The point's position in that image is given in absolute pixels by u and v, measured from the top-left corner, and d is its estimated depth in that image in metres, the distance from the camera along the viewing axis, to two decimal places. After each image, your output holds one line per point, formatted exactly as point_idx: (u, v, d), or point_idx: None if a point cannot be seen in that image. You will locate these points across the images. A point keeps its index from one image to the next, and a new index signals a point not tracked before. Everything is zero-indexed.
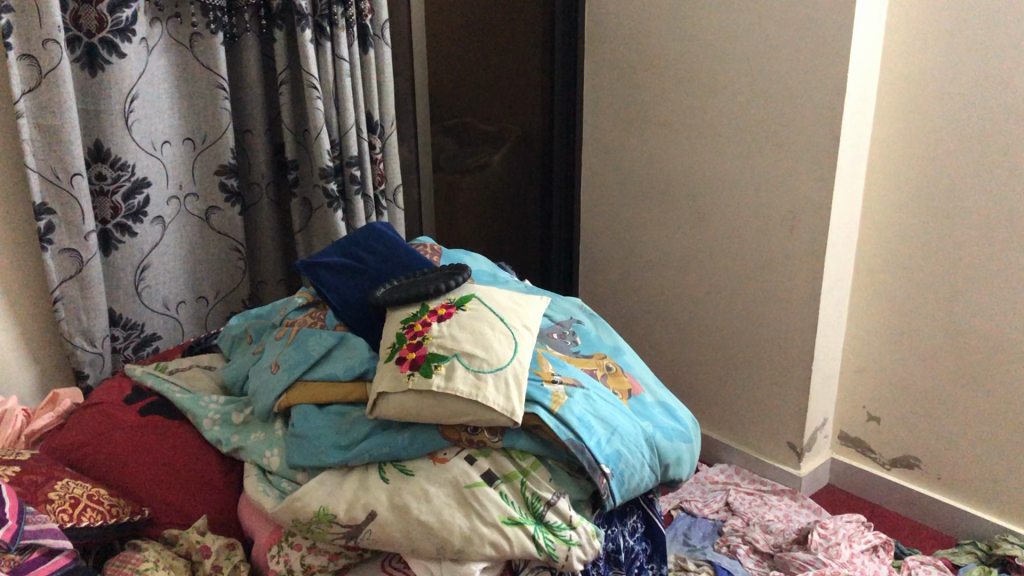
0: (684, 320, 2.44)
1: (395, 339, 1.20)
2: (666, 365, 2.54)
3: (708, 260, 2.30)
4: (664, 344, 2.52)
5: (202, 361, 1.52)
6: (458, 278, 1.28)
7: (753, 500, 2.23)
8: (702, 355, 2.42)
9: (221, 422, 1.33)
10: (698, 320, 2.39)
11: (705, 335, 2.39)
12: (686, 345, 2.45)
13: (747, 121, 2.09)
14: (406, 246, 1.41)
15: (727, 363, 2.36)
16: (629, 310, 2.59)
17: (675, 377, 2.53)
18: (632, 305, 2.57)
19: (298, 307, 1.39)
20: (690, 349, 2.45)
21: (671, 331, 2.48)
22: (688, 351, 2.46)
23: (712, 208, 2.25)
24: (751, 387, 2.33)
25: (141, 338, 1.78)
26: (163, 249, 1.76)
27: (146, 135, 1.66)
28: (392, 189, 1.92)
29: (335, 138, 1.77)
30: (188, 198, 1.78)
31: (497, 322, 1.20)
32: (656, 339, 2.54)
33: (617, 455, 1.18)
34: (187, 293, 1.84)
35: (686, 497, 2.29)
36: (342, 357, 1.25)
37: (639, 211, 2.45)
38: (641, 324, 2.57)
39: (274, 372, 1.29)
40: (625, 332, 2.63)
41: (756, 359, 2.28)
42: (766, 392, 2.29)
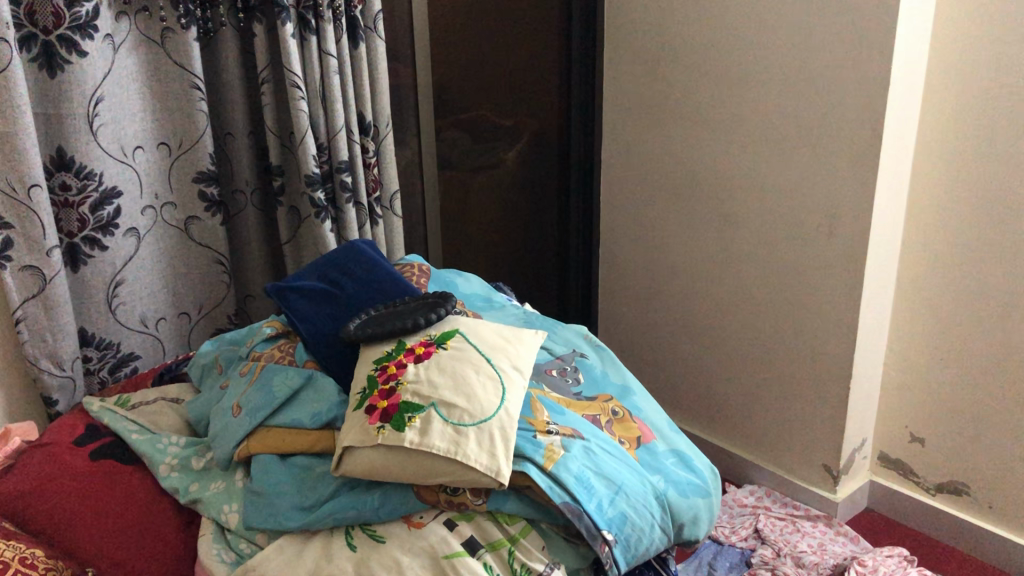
0: (709, 330, 2.26)
1: (365, 383, 1.04)
2: (691, 379, 2.37)
3: (736, 267, 2.12)
4: (690, 356, 2.34)
5: (170, 393, 1.37)
6: (441, 310, 1.12)
7: (785, 527, 2.05)
8: (730, 370, 2.25)
9: (180, 469, 1.19)
10: (726, 331, 2.21)
11: (734, 347, 2.21)
12: (711, 356, 2.28)
13: (779, 118, 1.90)
14: (388, 268, 1.26)
15: (758, 378, 2.18)
16: (650, 317, 2.42)
17: (701, 392, 2.36)
18: (655, 313, 2.40)
19: (266, 338, 1.24)
20: (717, 362, 2.27)
21: (696, 342, 2.31)
22: (714, 363, 2.28)
23: (741, 212, 2.06)
24: (783, 405, 2.15)
25: (116, 358, 1.64)
26: (139, 263, 1.62)
27: (115, 141, 1.52)
28: (388, 195, 1.76)
29: (322, 141, 1.61)
30: (165, 207, 1.64)
31: (482, 363, 1.04)
32: (681, 350, 2.36)
33: (622, 517, 1.01)
34: (167, 309, 1.70)
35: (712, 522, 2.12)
36: (309, 401, 1.10)
37: (662, 213, 2.27)
38: (664, 333, 2.39)
39: (234, 414, 1.14)
40: (647, 342, 2.46)
41: (789, 375, 2.10)
42: (799, 411, 2.11)
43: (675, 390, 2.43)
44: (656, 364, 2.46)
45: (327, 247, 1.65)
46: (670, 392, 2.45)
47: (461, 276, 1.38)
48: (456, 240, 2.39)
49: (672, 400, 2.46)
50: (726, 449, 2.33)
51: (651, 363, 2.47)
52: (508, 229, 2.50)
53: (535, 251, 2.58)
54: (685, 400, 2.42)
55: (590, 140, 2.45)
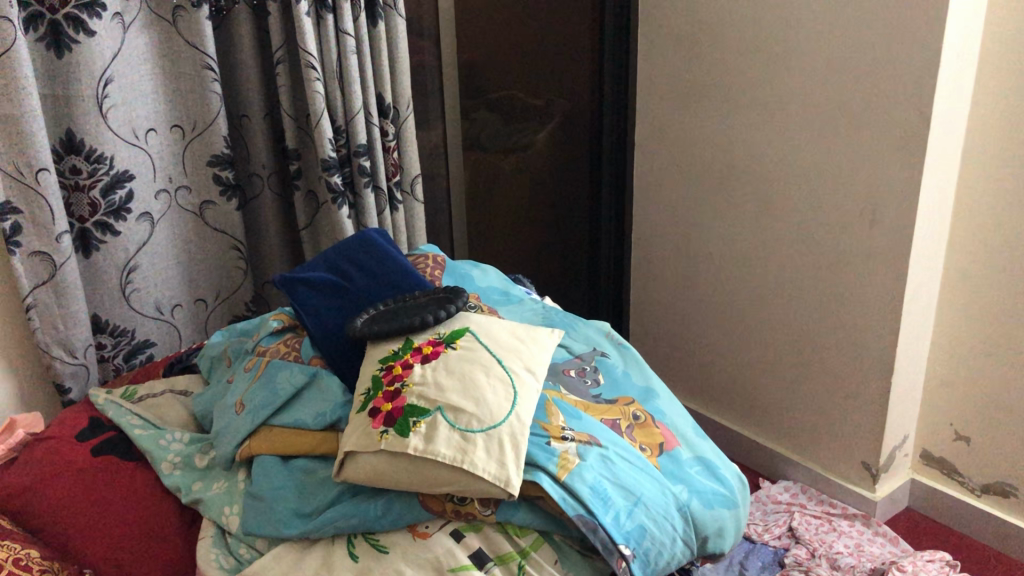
0: (744, 320, 2.18)
1: (370, 384, 0.99)
2: (724, 369, 2.29)
3: (773, 255, 2.04)
4: (723, 346, 2.27)
5: (178, 386, 1.33)
6: (453, 306, 1.06)
7: (820, 526, 1.98)
8: (765, 361, 2.16)
9: (182, 467, 1.15)
10: (762, 321, 2.13)
11: (770, 339, 2.13)
12: (746, 347, 2.20)
13: (820, 100, 1.81)
14: (400, 260, 1.20)
15: (794, 371, 2.10)
16: (682, 305, 2.34)
17: (734, 383, 2.28)
18: (687, 302, 2.32)
19: (272, 331, 1.19)
20: (752, 353, 2.19)
21: (730, 332, 2.23)
22: (749, 355, 2.20)
23: (779, 199, 1.97)
24: (820, 400, 2.06)
25: (132, 345, 1.61)
26: (153, 248, 1.58)
27: (126, 123, 1.47)
28: (409, 180, 1.70)
29: (339, 124, 1.55)
30: (179, 190, 1.60)
31: (493, 365, 0.98)
32: (714, 340, 2.28)
33: (640, 530, 0.94)
34: (183, 295, 1.66)
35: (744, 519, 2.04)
36: (314, 400, 1.05)
37: (696, 198, 2.19)
38: (697, 323, 2.31)
39: (237, 412, 1.09)
40: (679, 331, 2.38)
41: (826, 368, 2.01)
42: (838, 406, 2.03)
43: (707, 382, 2.35)
44: (687, 354, 2.38)
45: (345, 234, 1.59)
46: (703, 383, 2.37)
47: (479, 268, 1.31)
48: (484, 222, 2.40)
49: (705, 391, 2.38)
50: (760, 443, 2.25)
51: (683, 354, 2.39)
52: (536, 210, 2.46)
53: (564, 231, 2.51)
54: (717, 392, 2.34)
55: (624, 124, 2.33)
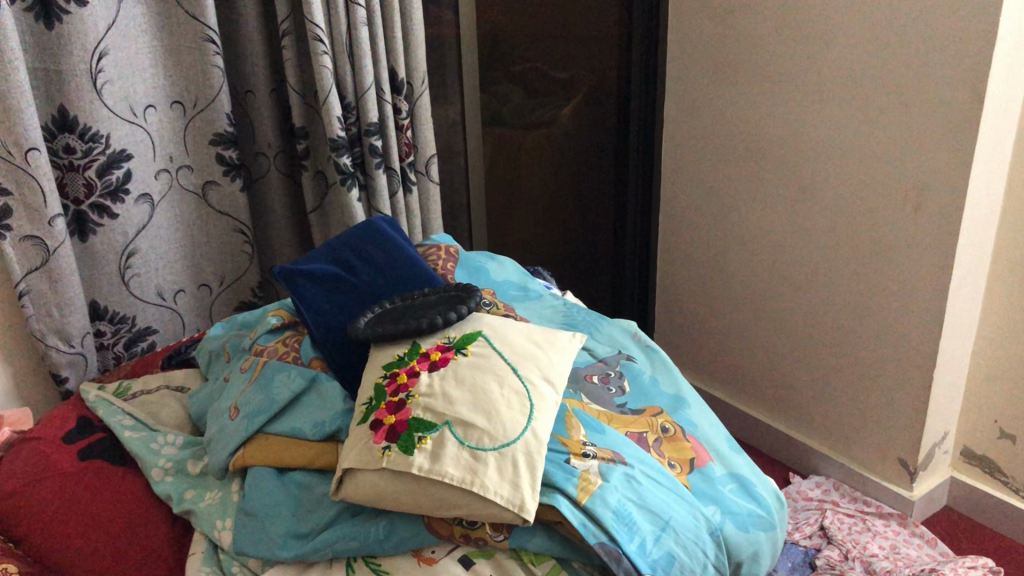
0: (776, 308, 2.07)
1: (372, 392, 0.90)
2: (754, 358, 2.19)
3: (808, 240, 1.92)
4: (753, 334, 2.16)
5: (175, 382, 1.25)
6: (466, 306, 0.96)
7: (854, 525, 1.88)
8: (798, 352, 2.06)
9: (173, 474, 1.06)
10: (795, 310, 2.02)
11: (803, 328, 2.02)
12: (777, 335, 2.09)
13: (864, 76, 1.69)
14: (409, 253, 1.11)
15: (829, 363, 1.99)
16: (710, 290, 2.23)
17: (764, 373, 2.17)
18: (716, 288, 2.21)
19: (271, 329, 1.10)
20: (783, 343, 2.09)
21: (761, 321, 2.12)
22: (780, 345, 2.10)
23: (816, 181, 1.86)
24: (856, 393, 1.96)
25: (132, 333, 1.53)
26: (153, 231, 1.49)
27: (123, 99, 1.39)
28: (424, 160, 1.60)
29: (348, 101, 1.45)
30: (180, 170, 1.51)
31: (508, 375, 0.88)
32: (744, 327, 2.18)
33: (669, 558, 0.84)
34: (186, 280, 1.58)
35: None
36: (313, 408, 0.96)
37: (726, 179, 2.07)
38: (726, 310, 2.21)
39: (231, 417, 1.00)
40: (707, 317, 2.27)
41: (864, 361, 1.91)
42: (875, 400, 1.92)
43: (736, 370, 2.25)
44: (715, 341, 2.28)
45: (356, 218, 1.50)
46: (731, 371, 2.27)
47: (494, 260, 1.22)
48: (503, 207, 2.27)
49: (733, 380, 2.28)
50: (790, 436, 2.15)
51: (710, 341, 2.29)
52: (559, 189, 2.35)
53: (589, 208, 2.40)
54: (746, 382, 2.24)
55: (652, 99, 2.22)
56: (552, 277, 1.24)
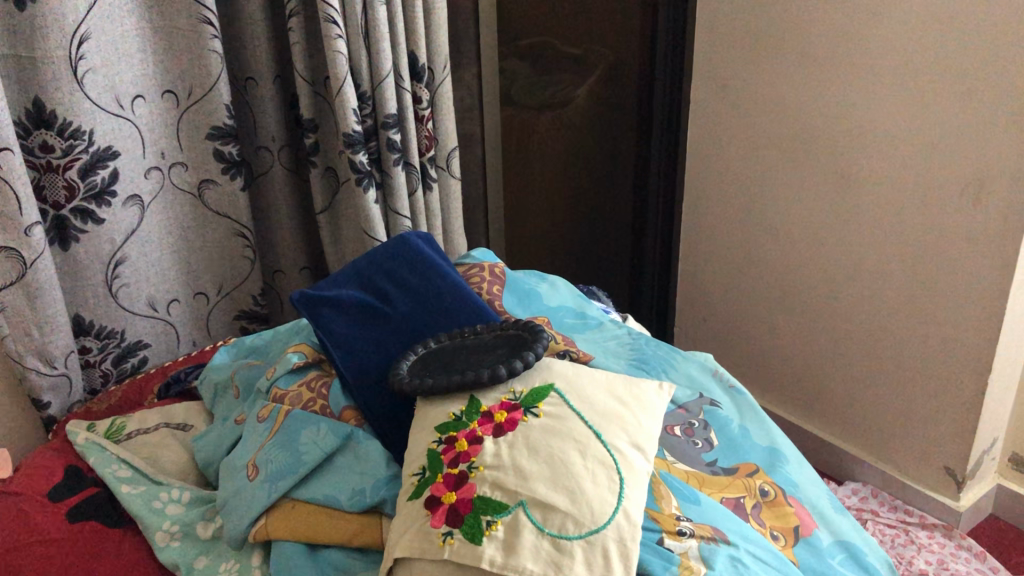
0: (802, 300, 1.77)
1: (424, 461, 0.75)
2: (773, 351, 1.89)
3: (853, 221, 1.59)
4: (775, 326, 1.86)
5: (176, 418, 1.09)
6: (532, 352, 0.81)
7: (897, 537, 1.60)
8: (824, 362, 1.77)
9: (181, 538, 0.89)
10: (821, 308, 1.72)
11: (831, 336, 1.73)
12: (801, 331, 1.80)
13: (920, 53, 1.39)
14: (453, 281, 0.95)
15: (861, 377, 1.70)
16: (724, 272, 1.94)
17: (785, 366, 1.87)
18: (731, 275, 1.92)
19: (292, 369, 0.93)
20: (805, 350, 1.81)
21: (783, 318, 1.83)
22: (802, 356, 1.82)
23: (854, 168, 1.56)
24: (891, 395, 1.66)
25: (122, 348, 1.37)
26: (144, 236, 1.33)
27: (108, 90, 1.21)
28: (445, 154, 1.44)
29: (364, 91, 1.29)
30: (173, 168, 1.34)
31: (590, 442, 0.73)
32: (762, 318, 1.88)
33: None
34: (180, 289, 1.42)
35: None
36: (349, 473, 0.81)
37: (745, 162, 1.78)
38: (741, 303, 1.92)
39: (250, 477, 0.85)
40: (723, 299, 1.97)
41: (902, 364, 1.61)
42: (913, 425, 1.64)
43: (761, 362, 1.93)
44: (733, 331, 1.97)
45: (372, 221, 1.33)
46: (748, 363, 1.96)
47: (544, 280, 1.06)
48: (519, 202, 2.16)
49: (750, 370, 1.97)
50: (818, 436, 1.84)
51: (722, 334, 2.01)
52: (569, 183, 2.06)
53: (603, 211, 2.11)
54: (766, 373, 1.93)
55: (676, 95, 1.89)
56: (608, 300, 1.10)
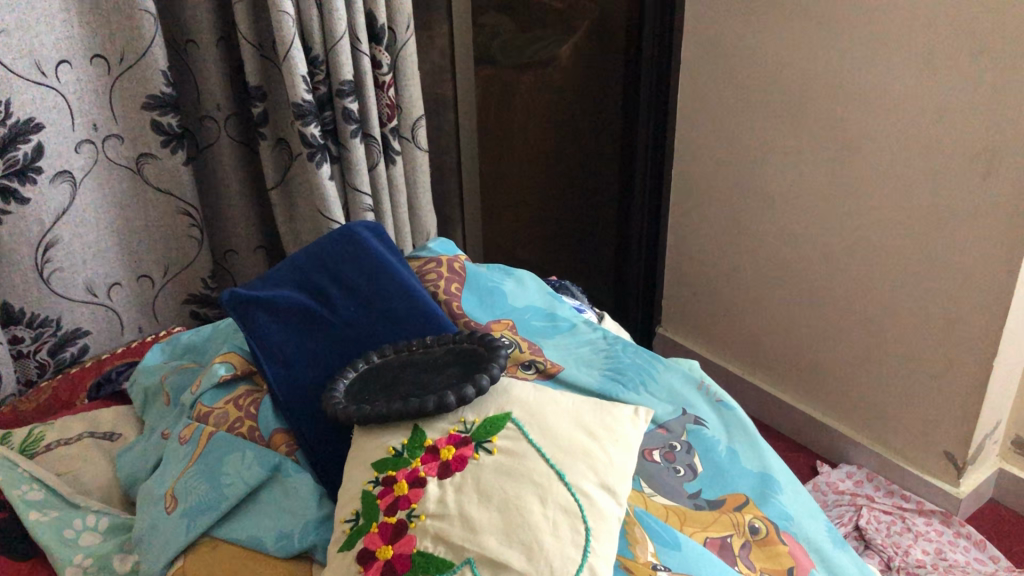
0: (796, 274, 1.65)
1: (359, 506, 0.64)
2: (765, 326, 1.77)
3: (852, 192, 1.47)
4: (768, 300, 1.74)
5: (102, 427, 0.98)
6: (489, 370, 0.69)
7: (892, 525, 1.48)
8: (821, 343, 1.65)
9: (96, 573, 0.78)
10: (820, 284, 1.60)
11: (829, 314, 1.61)
12: (794, 307, 1.68)
13: (931, 8, 1.25)
14: (402, 280, 0.83)
15: (859, 359, 1.59)
16: (715, 240, 1.81)
17: (777, 343, 1.76)
18: (721, 245, 1.80)
19: (217, 385, 0.81)
20: (798, 328, 1.69)
21: (777, 293, 1.71)
22: (796, 333, 1.71)
23: (853, 135, 1.43)
24: (887, 377, 1.55)
25: (58, 337, 1.25)
26: (77, 216, 1.21)
27: (25, 54, 1.08)
28: (410, 123, 1.31)
29: (316, 55, 1.16)
30: (108, 141, 1.21)
31: (552, 485, 0.62)
32: (754, 291, 1.77)
33: None
34: (122, 272, 1.30)
35: None
36: (277, 511, 0.71)
37: (741, 127, 1.65)
38: (732, 274, 1.80)
39: (166, 510, 0.74)
40: (714, 269, 1.85)
41: (900, 345, 1.50)
42: (911, 409, 1.53)
43: (752, 337, 1.82)
44: (723, 304, 1.86)
45: (327, 199, 1.21)
46: (740, 338, 1.85)
47: (511, 275, 0.94)
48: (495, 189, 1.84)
49: (742, 346, 1.86)
50: (810, 417, 1.74)
51: (713, 307, 1.89)
52: (551, 156, 1.89)
53: (587, 180, 1.97)
54: (757, 349, 1.82)
55: (666, 57, 1.76)
56: (583, 299, 0.99)
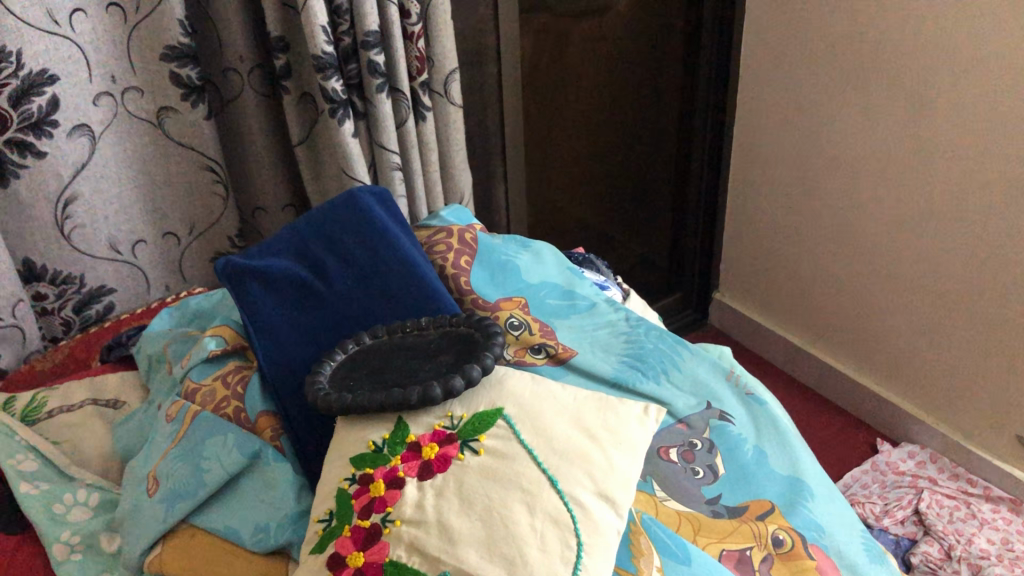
0: (861, 239, 1.54)
1: (333, 505, 0.58)
2: (827, 294, 1.66)
3: (923, 154, 1.35)
4: (831, 266, 1.63)
5: (106, 394, 0.94)
6: (483, 357, 0.63)
7: (956, 511, 1.38)
8: (884, 316, 1.55)
9: (83, 552, 0.75)
10: (886, 252, 1.49)
11: (892, 286, 1.50)
12: (858, 275, 1.57)
13: None
14: (404, 253, 0.78)
15: (925, 334, 1.48)
16: (777, 200, 1.70)
17: (839, 313, 1.65)
18: (783, 206, 1.69)
19: (207, 359, 0.77)
20: (861, 298, 1.58)
21: (839, 261, 1.60)
22: (859, 304, 1.60)
23: (926, 92, 1.31)
24: (954, 354, 1.43)
25: (82, 294, 1.22)
26: (98, 171, 1.16)
27: (37, 2, 1.01)
28: (443, 77, 1.23)
29: (339, 4, 1.08)
30: (127, 93, 1.15)
31: (541, 492, 0.55)
32: (816, 256, 1.65)
33: None
34: (147, 229, 1.26)
35: (856, 496, 1.48)
36: (257, 503, 0.66)
37: (807, 81, 1.53)
38: (794, 237, 1.70)
39: (148, 492, 0.69)
40: (776, 231, 1.74)
41: (969, 320, 1.38)
42: (979, 390, 1.42)
43: (813, 305, 1.71)
44: (784, 268, 1.75)
45: (350, 157, 1.15)
46: (800, 304, 1.75)
47: (527, 248, 0.89)
48: (541, 157, 1.62)
49: (803, 313, 1.75)
50: (872, 392, 1.63)
51: (772, 271, 1.80)
52: (607, 119, 1.69)
53: (643, 139, 1.78)
54: (818, 318, 1.71)
55: (731, 9, 1.63)
56: (611, 279, 0.95)
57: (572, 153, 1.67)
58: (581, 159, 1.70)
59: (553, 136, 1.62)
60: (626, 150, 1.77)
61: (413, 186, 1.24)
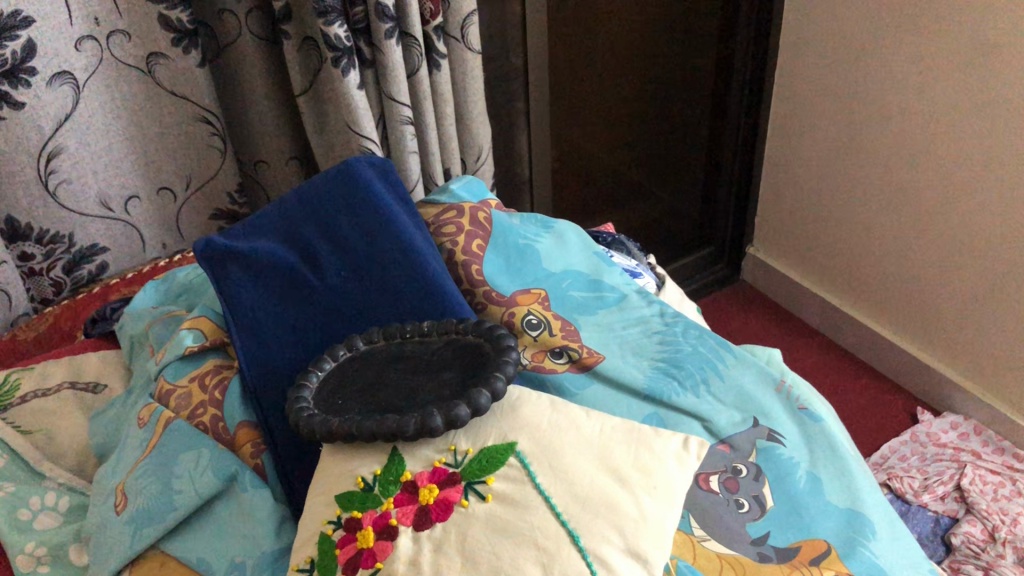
0: (910, 199, 1.41)
1: (315, 552, 0.49)
2: (871, 255, 1.54)
3: (981, 108, 1.21)
4: (876, 225, 1.51)
5: (85, 376, 0.86)
6: (494, 374, 0.53)
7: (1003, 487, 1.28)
8: (932, 282, 1.43)
9: (48, 567, 0.67)
10: (938, 213, 1.36)
11: (943, 250, 1.38)
12: (905, 236, 1.45)
13: None
14: (407, 238, 0.68)
15: (976, 303, 1.36)
16: (819, 151, 1.57)
17: (884, 276, 1.53)
18: (826, 158, 1.56)
19: (183, 356, 0.68)
20: (908, 261, 1.46)
21: (885, 220, 1.48)
22: (905, 268, 1.48)
23: (987, 39, 1.17)
24: (1007, 327, 1.32)
25: (73, 254, 1.12)
26: (84, 123, 1.04)
27: None
28: (459, 19, 1.11)
29: None
30: (113, 37, 1.02)
31: (559, 550, 0.46)
32: (859, 213, 1.53)
33: None
34: (141, 185, 1.14)
35: (894, 469, 1.38)
36: (232, 535, 0.58)
37: (856, 22, 1.39)
38: (836, 192, 1.57)
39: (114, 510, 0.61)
40: (817, 183, 1.61)
41: None
42: None
43: (855, 265, 1.59)
44: (825, 224, 1.63)
45: (356, 111, 1.05)
46: (841, 264, 1.63)
47: (549, 231, 0.80)
48: (567, 104, 1.50)
49: (844, 273, 1.64)
50: (914, 361, 1.52)
51: (811, 225, 1.68)
52: (642, 63, 1.56)
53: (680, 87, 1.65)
54: (860, 279, 1.60)
55: None
56: (643, 268, 0.85)
57: (601, 100, 1.55)
58: (610, 105, 1.57)
59: (580, 82, 1.49)
60: (657, 94, 1.63)
61: (423, 137, 1.14)
